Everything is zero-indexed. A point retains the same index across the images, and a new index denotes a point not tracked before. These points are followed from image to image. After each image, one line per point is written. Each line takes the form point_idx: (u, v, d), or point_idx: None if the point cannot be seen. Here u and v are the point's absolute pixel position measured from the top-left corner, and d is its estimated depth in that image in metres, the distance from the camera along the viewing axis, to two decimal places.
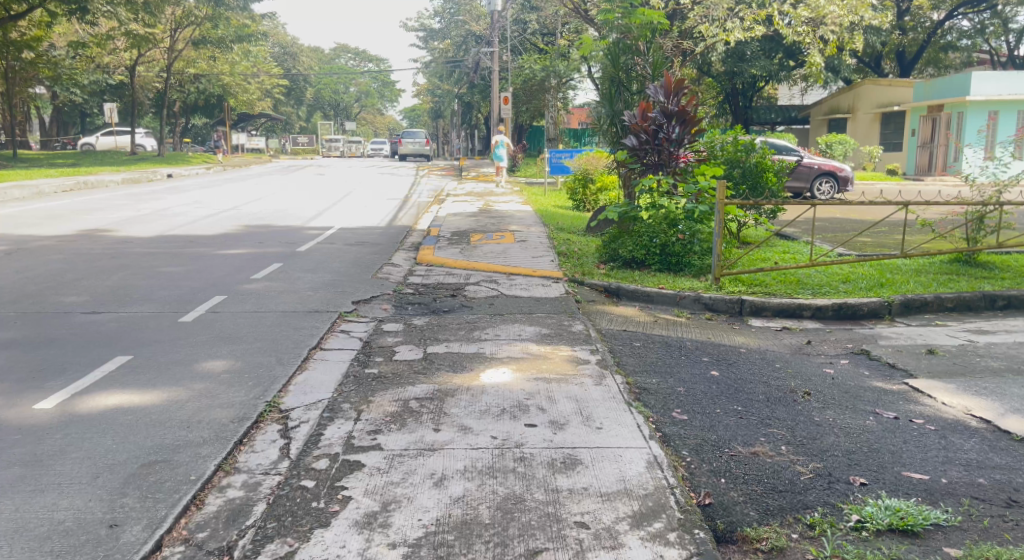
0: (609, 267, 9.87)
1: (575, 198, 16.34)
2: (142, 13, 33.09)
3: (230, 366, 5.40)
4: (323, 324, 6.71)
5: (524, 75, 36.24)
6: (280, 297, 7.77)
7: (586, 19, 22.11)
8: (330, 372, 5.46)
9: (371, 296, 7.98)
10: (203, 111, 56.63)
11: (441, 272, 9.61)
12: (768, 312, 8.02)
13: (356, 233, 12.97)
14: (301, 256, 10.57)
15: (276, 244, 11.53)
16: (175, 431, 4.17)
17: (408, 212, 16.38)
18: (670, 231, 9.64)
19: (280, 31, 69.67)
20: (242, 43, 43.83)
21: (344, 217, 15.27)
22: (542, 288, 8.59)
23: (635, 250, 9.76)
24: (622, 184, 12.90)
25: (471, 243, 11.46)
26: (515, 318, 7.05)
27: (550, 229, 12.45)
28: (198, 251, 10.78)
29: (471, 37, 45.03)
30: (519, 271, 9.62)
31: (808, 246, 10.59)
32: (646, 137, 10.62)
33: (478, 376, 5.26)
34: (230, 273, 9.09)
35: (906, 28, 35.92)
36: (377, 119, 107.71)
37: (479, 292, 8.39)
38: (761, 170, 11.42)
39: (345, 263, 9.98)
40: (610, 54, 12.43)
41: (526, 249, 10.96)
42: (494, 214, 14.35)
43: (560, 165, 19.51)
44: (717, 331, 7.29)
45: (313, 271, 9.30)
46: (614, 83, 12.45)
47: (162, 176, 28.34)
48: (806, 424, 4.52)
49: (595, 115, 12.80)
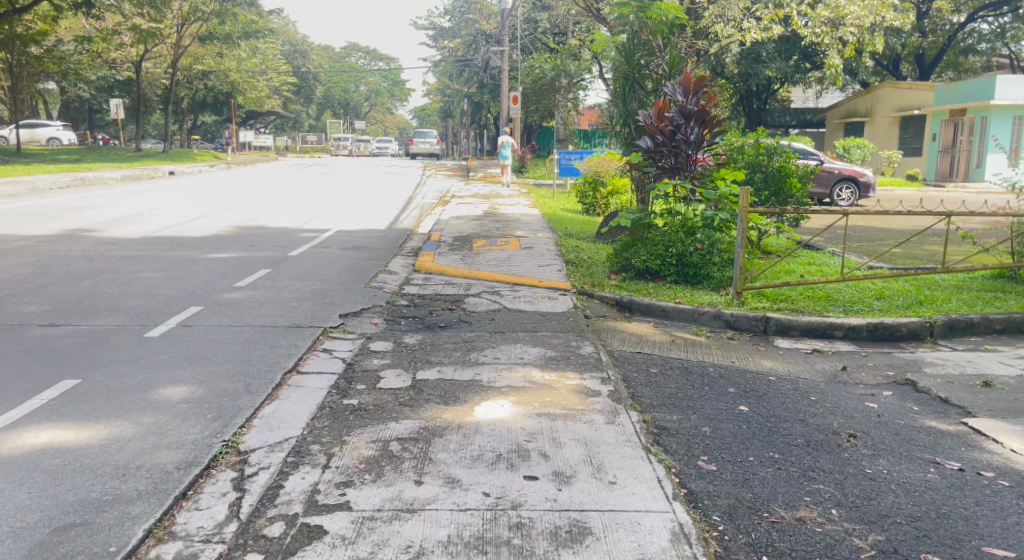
0: (620, 278, 9.17)
1: (585, 202, 15.65)
2: (148, 8, 32.55)
3: (189, 394, 4.74)
4: (304, 342, 6.04)
5: (534, 75, 35.66)
6: (261, 309, 7.11)
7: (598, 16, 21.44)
8: (304, 401, 4.78)
9: (361, 309, 7.31)
10: (211, 108, 56.19)
11: (439, 281, 8.95)
12: (795, 332, 7.33)
13: (354, 237, 12.32)
14: (292, 261, 9.92)
15: (268, 248, 10.89)
16: (107, 482, 3.52)
17: (410, 214, 15.72)
18: (688, 240, 8.95)
19: (290, 29, 69.20)
20: (251, 40, 43.37)
21: (341, 218, 14.61)
22: (548, 302, 7.90)
23: (649, 259, 9.05)
24: (635, 188, 12.21)
25: (474, 249, 10.79)
26: (517, 337, 6.37)
27: (558, 234, 11.75)
28: (183, 255, 10.15)
29: (480, 36, 44.48)
30: (524, 281, 8.94)
31: (834, 258, 9.90)
32: (662, 138, 9.91)
33: (472, 411, 4.57)
34: (211, 280, 8.44)
35: (925, 31, 35.14)
36: (387, 118, 107.33)
37: (479, 305, 7.70)
38: (784, 175, 10.70)
39: (337, 270, 9.34)
40: (623, 50, 11.75)
41: (531, 257, 10.28)
42: (500, 217, 13.68)
43: (569, 167, 18.86)
44: (741, 354, 6.59)
45: (302, 279, 8.64)
46: (628, 81, 11.77)
47: (164, 173, 27.80)
48: (857, 479, 3.81)
49: (608, 115, 12.11)
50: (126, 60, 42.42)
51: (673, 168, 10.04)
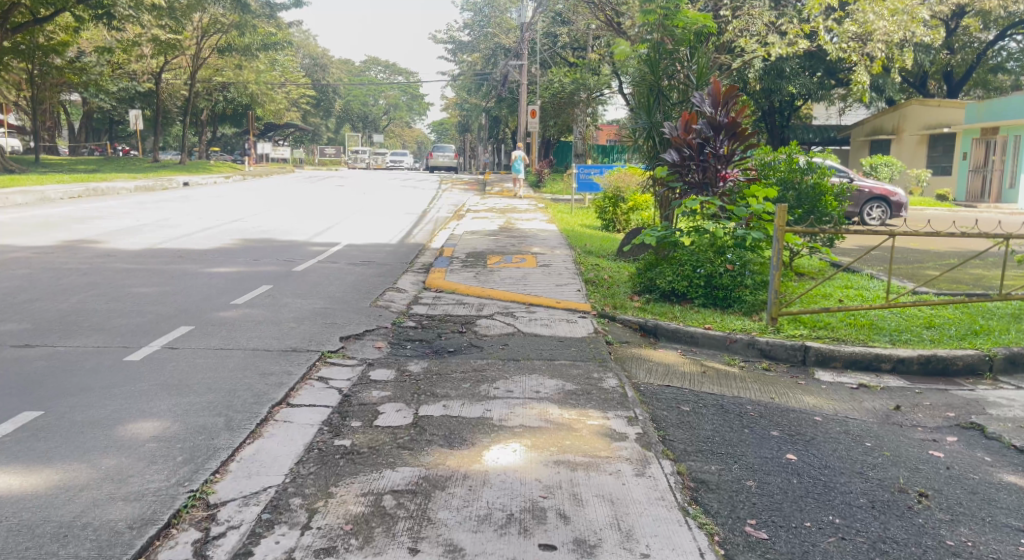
0: (643, 299, 8.59)
1: (605, 217, 15.09)
2: (168, 18, 32.37)
3: (160, 431, 4.17)
4: (297, 368, 5.46)
5: (553, 89, 35.10)
6: (257, 329, 6.55)
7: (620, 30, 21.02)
8: (291, 441, 4.22)
9: (364, 332, 6.74)
10: (230, 119, 56.08)
11: (450, 301, 8.39)
12: (837, 363, 6.73)
13: (365, 251, 11.81)
14: (296, 277, 9.38)
15: (273, 263, 10.36)
16: (44, 547, 2.97)
17: (424, 229, 15.21)
18: (718, 260, 8.35)
19: (310, 42, 69.25)
20: (270, 52, 43.15)
21: (353, 232, 14.11)
22: (567, 325, 7.31)
23: (675, 280, 8.44)
24: (658, 205, 11.63)
25: (488, 266, 10.22)
26: (532, 366, 5.78)
27: (577, 252, 11.17)
28: (182, 268, 9.60)
29: (499, 50, 44.12)
30: (541, 302, 8.36)
31: (874, 281, 9.28)
32: (689, 152, 9.32)
33: (481, 456, 4.00)
34: (208, 296, 7.87)
35: (953, 47, 34.41)
36: (405, 132, 107.35)
37: (492, 328, 7.12)
38: (819, 193, 10.08)
39: (343, 287, 8.78)
40: (648, 59, 11.20)
41: (548, 275, 9.69)
42: (516, 233, 13.11)
43: (588, 182, 18.28)
44: (780, 389, 5.98)
45: (305, 297, 8.10)
46: (652, 92, 11.20)
47: (178, 183, 27.39)
48: (937, 554, 3.20)
49: (631, 127, 11.54)
50: (146, 71, 42.24)
51: (700, 183, 9.41)
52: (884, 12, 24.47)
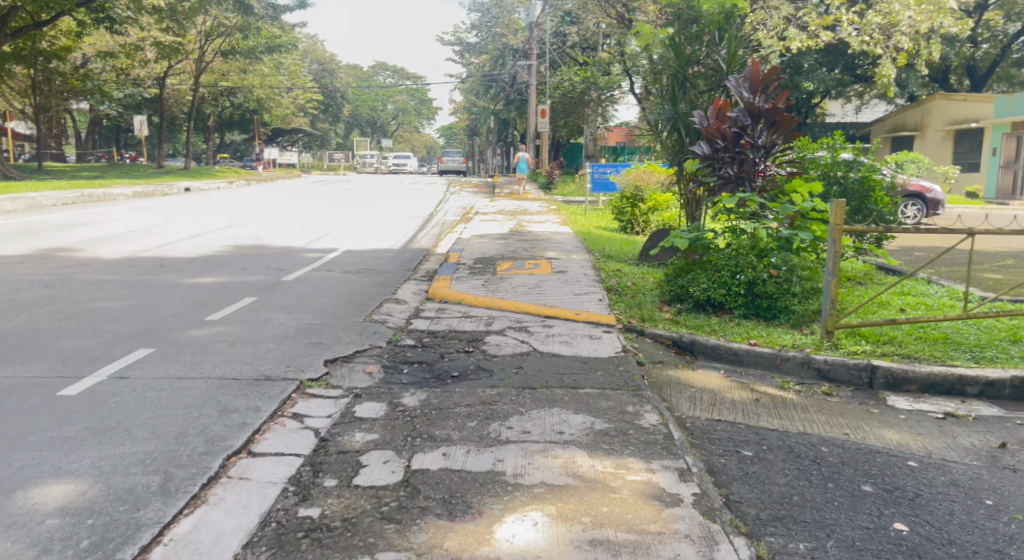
0: (674, 310, 7.59)
1: (623, 219, 14.12)
2: (169, 21, 31.47)
3: (70, 499, 3.18)
4: (266, 403, 4.44)
5: (563, 88, 33.48)
6: (228, 351, 5.55)
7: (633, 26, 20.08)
8: (243, 508, 3.22)
9: (353, 354, 5.74)
10: (237, 123, 55.25)
11: (456, 313, 7.42)
12: (913, 387, 5.80)
13: (365, 258, 10.86)
14: (285, 288, 8.40)
15: (262, 271, 9.37)
16: None
17: (429, 233, 14.25)
18: (761, 265, 7.32)
19: (318, 47, 68.53)
20: (276, 55, 42.30)
21: (352, 237, 13.18)
22: (591, 342, 6.31)
23: (710, 288, 7.44)
24: (683, 204, 10.62)
25: (497, 273, 9.22)
26: (553, 396, 4.78)
27: (596, 256, 10.16)
28: (159, 278, 8.61)
29: (508, 50, 43.17)
30: (558, 314, 7.38)
31: (934, 288, 8.29)
32: (723, 143, 8.30)
33: (491, 534, 3.01)
34: (179, 310, 6.88)
35: (978, 40, 33.21)
36: (414, 136, 106.44)
37: (505, 347, 6.12)
38: (866, 188, 9.08)
39: (336, 299, 7.80)
40: (672, 44, 10.22)
41: (565, 282, 8.68)
42: (529, 237, 12.10)
43: (603, 182, 17.22)
44: (854, 422, 4.98)
45: (290, 311, 7.10)
46: (677, 80, 10.21)
47: (178, 189, 26.52)
48: None
49: (654, 119, 10.53)
50: (150, 78, 41.39)
51: (737, 180, 8.36)
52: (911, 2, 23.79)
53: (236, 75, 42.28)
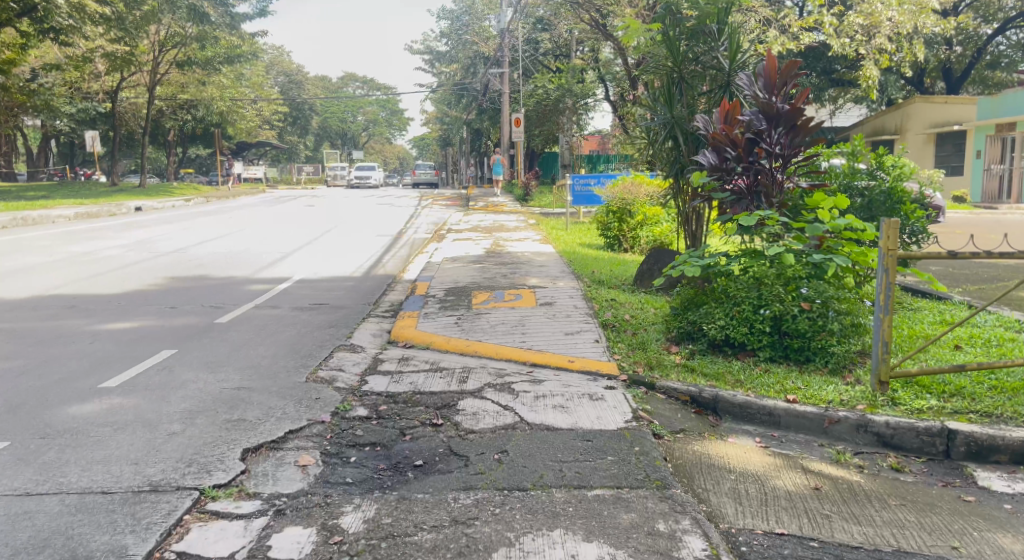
0: (686, 353, 6.37)
1: (609, 235, 12.91)
2: (119, 31, 29.89)
3: None
4: (135, 540, 3.14)
5: (536, 96, 32.12)
6: (112, 441, 4.18)
7: (607, 33, 18.96)
8: None
9: (283, 439, 4.38)
10: (200, 137, 53.57)
11: (422, 365, 6.09)
12: (1002, 458, 4.56)
13: (321, 289, 9.53)
14: (217, 334, 7.03)
15: (195, 311, 7.98)
16: None
17: (396, 255, 12.92)
18: (790, 298, 6.06)
19: (284, 59, 66.96)
20: (236, 66, 40.70)
21: (308, 262, 11.84)
22: (592, 406, 5.01)
23: (729, 325, 6.22)
24: (681, 220, 9.42)
25: (473, 306, 7.89)
26: (555, 508, 3.47)
27: (585, 282, 8.93)
28: (63, 324, 7.17)
29: (479, 58, 41.87)
30: (549, 363, 6.09)
31: (981, 316, 7.11)
32: (735, 153, 7.07)
33: None
34: (69, 375, 5.48)
35: (953, 43, 32.40)
36: (386, 148, 105.07)
37: (484, 417, 4.80)
38: (894, 199, 7.89)
39: (276, 349, 6.43)
40: (665, 40, 9.02)
41: (553, 317, 7.39)
42: (506, 259, 10.79)
43: (586, 195, 16.15)
44: (958, 523, 3.70)
45: (213, 370, 5.73)
46: (672, 81, 9.00)
47: (129, 208, 24.97)
48: None
49: (647, 126, 9.32)
50: (103, 91, 39.65)
51: (752, 196, 7.10)
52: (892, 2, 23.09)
53: (194, 87, 40.59)
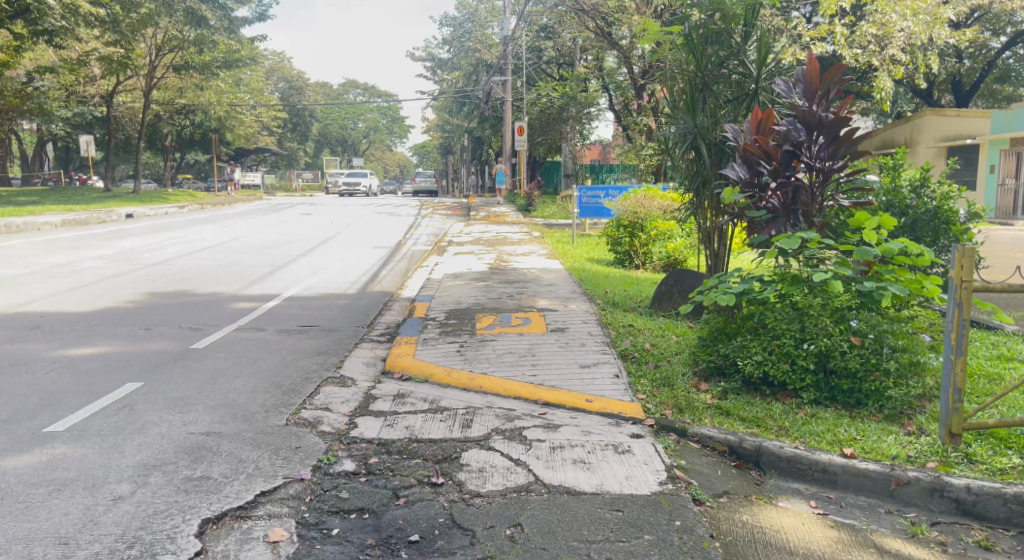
0: (718, 392, 5.66)
1: (620, 251, 12.19)
2: (114, 33, 29.21)
3: None
4: None
5: (540, 104, 31.40)
6: (42, 510, 3.46)
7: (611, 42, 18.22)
8: None
9: (252, 506, 3.66)
10: (199, 142, 52.99)
11: (418, 404, 5.35)
12: None
13: (311, 308, 8.82)
14: (191, 362, 6.30)
15: (171, 334, 7.25)
16: None
17: (393, 270, 12.22)
18: (839, 332, 5.33)
19: (285, 64, 66.40)
20: (235, 70, 40.01)
21: (300, 277, 11.15)
22: (617, 462, 4.29)
23: (767, 361, 5.51)
24: (701, 238, 8.73)
25: (477, 332, 7.17)
26: None
27: (597, 303, 8.25)
28: (22, 349, 6.45)
29: (481, 65, 41.19)
30: (565, 403, 5.38)
31: None
32: (770, 166, 6.34)
33: None
34: (12, 415, 4.75)
35: (962, 56, 31.68)
36: (387, 155, 104.55)
37: (494, 475, 4.09)
38: (941, 218, 7.22)
39: (256, 382, 5.70)
40: (686, 43, 8.34)
41: (566, 346, 6.67)
42: (511, 276, 10.08)
43: (594, 207, 15.48)
44: None
45: (179, 409, 4.99)
46: (694, 87, 8.32)
47: (120, 215, 24.27)
48: None
49: (665, 136, 8.64)
50: (99, 95, 38.98)
51: (789, 214, 6.36)
52: (907, 11, 21.97)
53: (192, 92, 39.87)
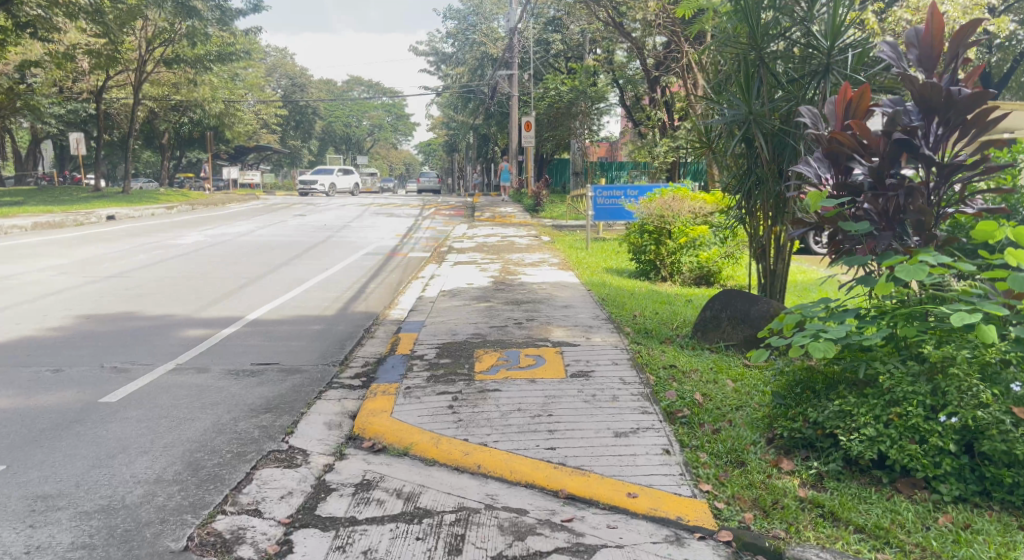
0: (811, 478, 4.01)
1: (644, 259, 10.56)
2: (101, 25, 27.59)
3: None
4: None
5: (547, 98, 29.62)
6: None
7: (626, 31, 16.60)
8: None
9: None
10: (197, 140, 51.40)
11: (387, 503, 3.73)
12: None
13: (275, 337, 7.22)
14: (92, 422, 4.72)
15: (83, 379, 5.66)
16: None
17: (384, 283, 10.62)
18: (998, 400, 3.69)
19: (287, 61, 64.76)
20: (230, 65, 38.37)
21: (272, 294, 9.56)
22: None
23: (885, 437, 3.86)
24: (753, 251, 7.09)
25: (477, 376, 5.56)
26: None
27: (628, 333, 6.67)
28: None
29: (486, 60, 39.35)
30: (605, 501, 3.77)
31: None
32: (877, 162, 4.66)
33: None
34: None
35: (993, 47, 29.69)
36: (391, 153, 102.84)
37: None
38: None
39: (164, 463, 4.10)
40: (739, 8, 6.66)
41: (596, 401, 5.05)
42: (519, 294, 8.47)
43: (611, 209, 13.85)
44: None
45: (31, 519, 3.41)
46: (750, 64, 6.63)
47: (101, 217, 22.66)
48: None
49: (711, 125, 7.01)
50: (90, 90, 37.37)
51: (893, 226, 4.70)
52: None
53: (187, 87, 38.23)
